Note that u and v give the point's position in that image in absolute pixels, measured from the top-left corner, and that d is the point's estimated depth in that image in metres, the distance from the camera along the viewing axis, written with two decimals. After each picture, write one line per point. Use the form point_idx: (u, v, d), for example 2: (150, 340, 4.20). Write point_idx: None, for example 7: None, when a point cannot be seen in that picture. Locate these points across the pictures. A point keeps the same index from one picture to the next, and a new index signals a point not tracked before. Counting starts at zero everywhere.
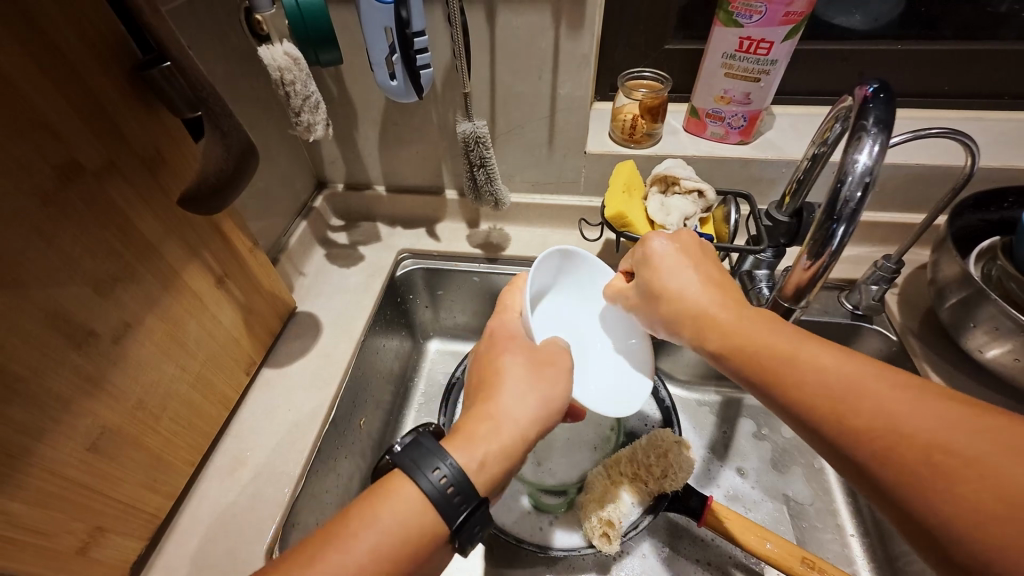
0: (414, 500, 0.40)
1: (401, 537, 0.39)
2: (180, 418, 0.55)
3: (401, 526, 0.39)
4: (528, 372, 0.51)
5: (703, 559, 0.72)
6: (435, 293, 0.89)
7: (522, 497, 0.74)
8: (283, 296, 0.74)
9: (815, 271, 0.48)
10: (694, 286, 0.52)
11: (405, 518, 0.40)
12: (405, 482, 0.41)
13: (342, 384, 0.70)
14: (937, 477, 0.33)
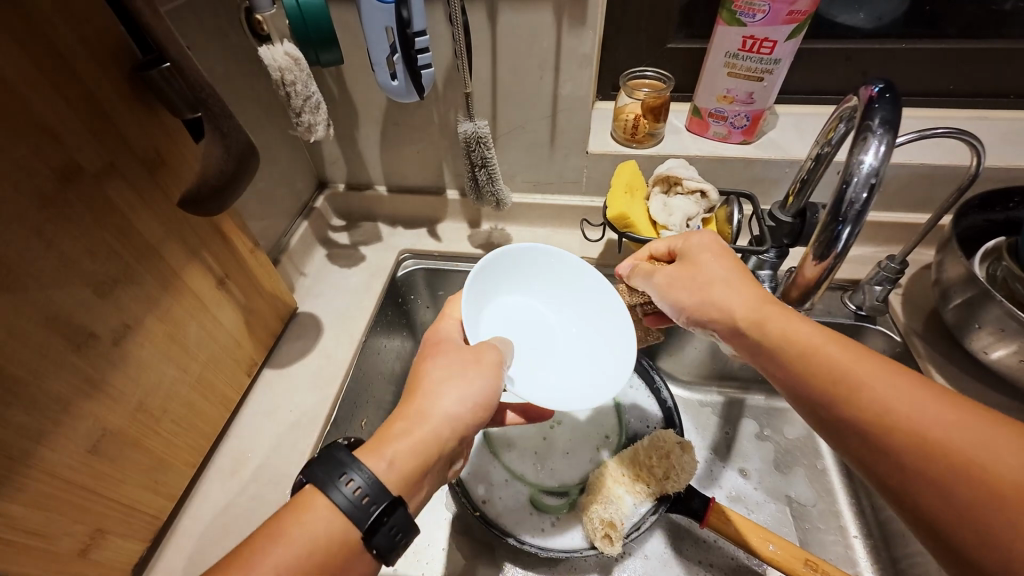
0: (325, 512, 0.41)
1: (316, 548, 0.39)
2: (180, 420, 0.55)
3: (312, 538, 0.39)
4: (447, 372, 0.51)
5: (705, 561, 0.72)
6: (436, 293, 0.88)
7: (522, 497, 0.74)
8: (284, 297, 0.73)
9: (821, 272, 0.47)
10: (740, 281, 0.53)
11: (317, 528, 0.40)
12: (314, 493, 0.41)
13: (343, 385, 0.70)
14: (961, 483, 0.35)
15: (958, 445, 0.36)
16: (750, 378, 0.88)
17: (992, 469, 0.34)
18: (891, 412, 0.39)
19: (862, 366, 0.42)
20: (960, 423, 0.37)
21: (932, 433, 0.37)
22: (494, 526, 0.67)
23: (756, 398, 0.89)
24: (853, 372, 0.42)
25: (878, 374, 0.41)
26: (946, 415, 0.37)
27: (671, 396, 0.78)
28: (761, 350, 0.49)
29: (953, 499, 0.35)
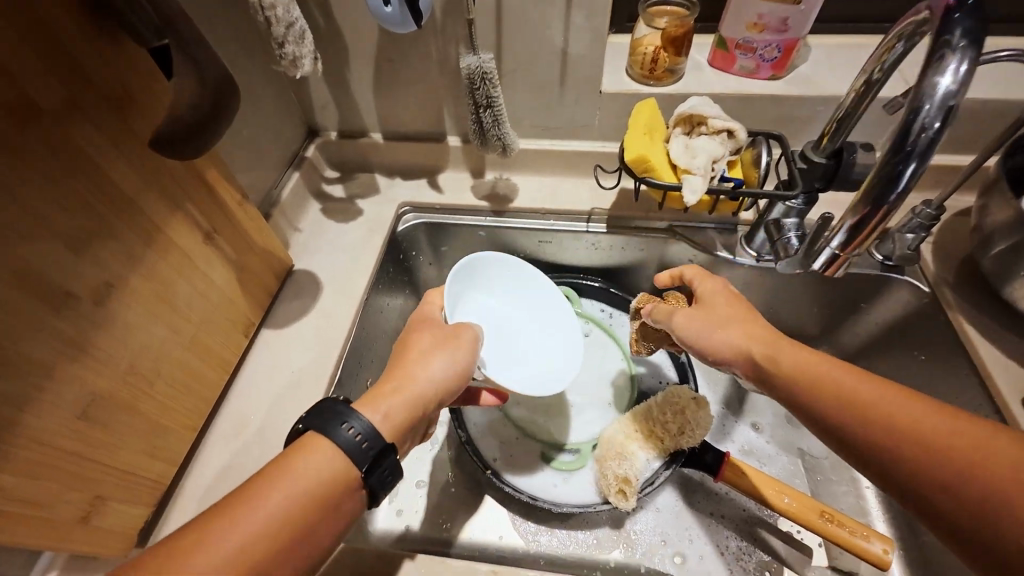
0: (328, 454, 0.38)
1: (310, 492, 0.37)
2: (176, 383, 0.52)
3: (313, 480, 0.37)
4: (435, 342, 0.49)
5: (717, 512, 0.72)
6: (439, 250, 0.86)
7: (534, 455, 0.73)
8: (277, 253, 0.69)
9: (872, 219, 0.43)
10: (747, 319, 0.51)
11: (321, 468, 0.38)
12: (317, 439, 0.39)
13: (345, 345, 0.67)
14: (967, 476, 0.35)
15: (954, 443, 0.36)
16: None
17: (994, 461, 0.34)
18: (873, 408, 0.40)
19: (841, 369, 0.43)
20: (942, 416, 0.38)
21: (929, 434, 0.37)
22: (507, 484, 0.67)
23: None
24: (843, 381, 0.42)
25: (869, 382, 0.41)
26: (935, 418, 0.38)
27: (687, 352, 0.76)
28: (766, 379, 0.47)
29: (965, 496, 0.35)
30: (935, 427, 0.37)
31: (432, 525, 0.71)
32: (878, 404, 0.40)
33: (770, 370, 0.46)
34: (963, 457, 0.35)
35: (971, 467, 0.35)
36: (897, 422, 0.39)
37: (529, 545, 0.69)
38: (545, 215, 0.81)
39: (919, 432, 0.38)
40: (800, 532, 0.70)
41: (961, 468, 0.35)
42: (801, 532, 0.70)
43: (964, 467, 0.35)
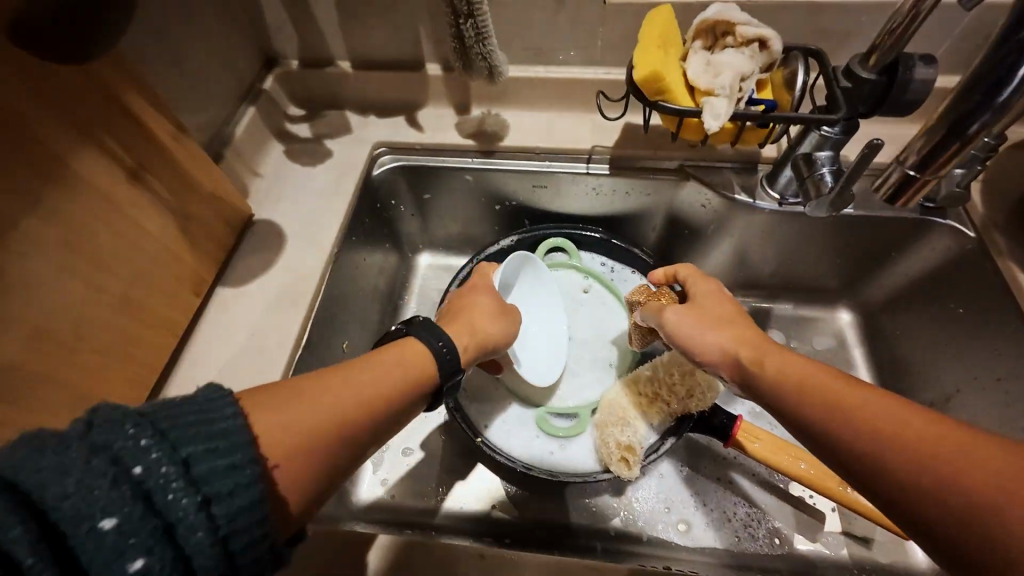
0: (416, 355, 0.45)
1: (401, 383, 0.43)
2: (104, 346, 0.44)
3: (399, 371, 0.43)
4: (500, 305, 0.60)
5: (724, 478, 0.67)
6: (422, 198, 0.77)
7: (528, 421, 0.67)
8: (231, 200, 0.60)
9: (969, 130, 0.46)
10: (737, 320, 0.48)
11: (406, 366, 0.44)
12: (410, 344, 0.46)
13: (314, 304, 0.59)
14: (956, 483, 0.31)
15: (943, 451, 0.32)
16: (779, 285, 0.79)
17: (987, 467, 0.30)
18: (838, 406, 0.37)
19: (810, 368, 0.40)
20: (924, 420, 0.34)
21: (918, 438, 0.33)
22: (499, 453, 0.62)
23: (784, 306, 0.81)
24: (829, 385, 0.38)
25: (853, 389, 0.37)
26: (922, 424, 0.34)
27: None
28: (754, 380, 0.43)
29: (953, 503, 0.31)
30: (909, 423, 0.34)
31: (420, 495, 0.67)
32: (848, 401, 0.37)
33: (754, 372, 0.43)
34: (956, 464, 0.31)
35: (952, 468, 0.31)
36: (871, 421, 0.35)
37: (524, 514, 0.65)
38: (540, 156, 0.72)
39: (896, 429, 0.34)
40: (812, 497, 0.66)
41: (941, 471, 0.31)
42: (813, 497, 0.65)
43: (948, 480, 0.31)
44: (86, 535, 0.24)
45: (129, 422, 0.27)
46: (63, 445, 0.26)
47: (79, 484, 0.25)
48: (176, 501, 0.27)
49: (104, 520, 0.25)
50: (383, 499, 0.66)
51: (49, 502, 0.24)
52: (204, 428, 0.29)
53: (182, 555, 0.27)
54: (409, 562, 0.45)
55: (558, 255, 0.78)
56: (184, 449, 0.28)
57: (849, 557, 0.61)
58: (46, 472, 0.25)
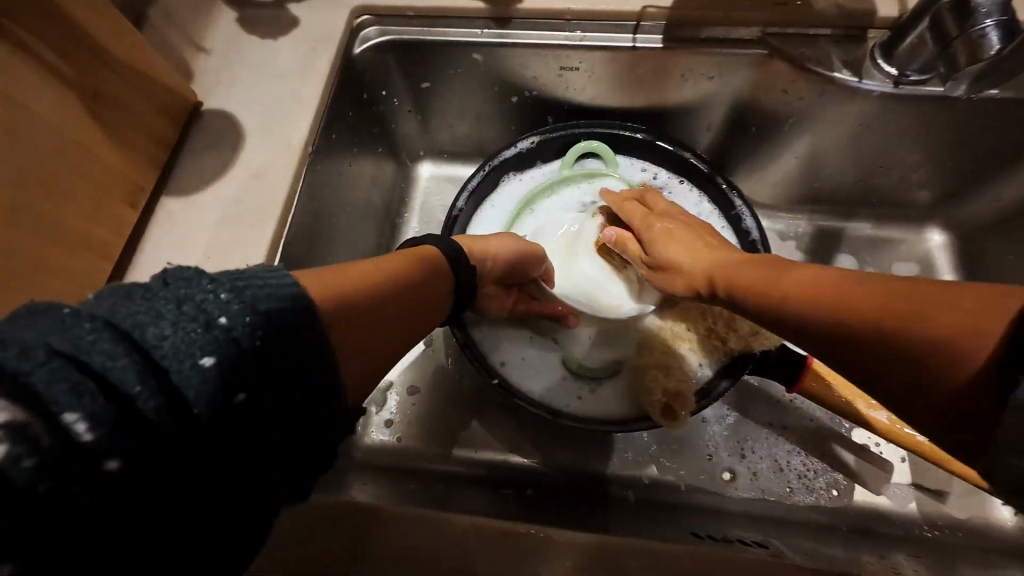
0: (430, 257, 0.42)
1: (427, 282, 0.40)
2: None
3: (426, 271, 0.40)
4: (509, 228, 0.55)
5: (778, 423, 0.58)
6: (419, 87, 0.61)
7: (551, 356, 0.56)
8: (166, 79, 0.46)
9: None
10: (698, 241, 0.44)
11: (423, 264, 0.40)
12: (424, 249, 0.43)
13: (288, 218, 0.47)
14: (883, 331, 0.28)
15: (869, 306, 0.29)
16: (857, 199, 0.65)
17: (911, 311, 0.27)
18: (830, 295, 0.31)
19: (754, 268, 0.38)
20: (851, 281, 0.31)
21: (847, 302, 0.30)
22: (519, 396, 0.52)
23: (860, 226, 0.67)
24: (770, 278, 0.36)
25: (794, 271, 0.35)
26: (846, 286, 0.31)
27: (758, 227, 0.56)
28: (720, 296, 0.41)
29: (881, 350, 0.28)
30: (836, 289, 0.31)
31: (427, 439, 0.59)
32: (789, 287, 0.34)
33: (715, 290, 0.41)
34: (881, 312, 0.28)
35: (869, 317, 0.29)
36: (798, 298, 0.33)
37: (547, 462, 0.57)
38: (570, 24, 0.55)
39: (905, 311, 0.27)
40: (879, 445, 0.57)
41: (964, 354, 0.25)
42: (880, 445, 0.57)
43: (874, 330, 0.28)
44: (190, 371, 0.22)
45: (209, 275, 0.25)
46: (149, 294, 0.23)
47: (175, 326, 0.22)
48: (266, 348, 0.24)
49: (204, 358, 0.22)
50: (386, 443, 0.58)
51: (147, 341, 0.22)
52: (280, 287, 0.26)
53: (274, 421, 0.25)
54: (419, 532, 0.37)
55: (592, 162, 0.62)
56: (265, 303, 0.25)
57: (918, 512, 0.54)
58: (140, 314, 0.22)
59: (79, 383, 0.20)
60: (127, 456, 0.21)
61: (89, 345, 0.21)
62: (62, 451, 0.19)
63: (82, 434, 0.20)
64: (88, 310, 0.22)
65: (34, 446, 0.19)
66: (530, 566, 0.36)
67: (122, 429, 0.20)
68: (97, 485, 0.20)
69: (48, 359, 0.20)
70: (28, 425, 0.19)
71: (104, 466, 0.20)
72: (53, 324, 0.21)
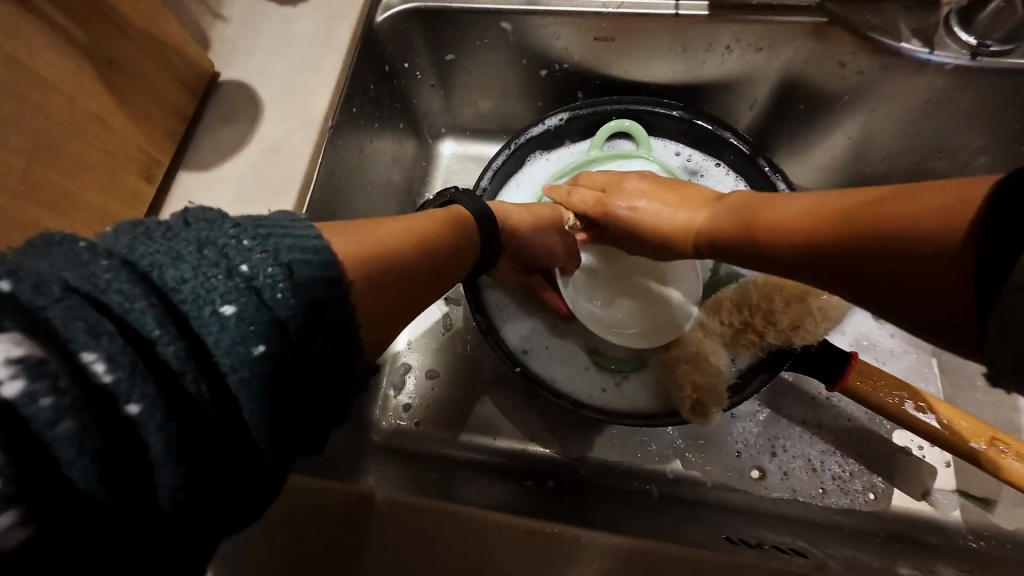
0: (461, 223, 0.40)
1: (452, 246, 0.38)
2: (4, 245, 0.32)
3: (449, 235, 0.38)
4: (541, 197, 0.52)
5: (812, 421, 0.56)
6: (443, 60, 0.58)
7: (576, 345, 0.53)
8: (181, 46, 0.44)
9: None
10: (669, 198, 0.43)
11: (453, 231, 0.39)
12: (459, 212, 0.41)
13: (305, 196, 0.46)
14: (865, 238, 0.27)
15: (845, 217, 0.29)
16: None
17: (888, 209, 0.26)
18: (801, 220, 0.31)
19: (735, 205, 0.37)
20: (826, 199, 0.31)
21: (823, 217, 0.30)
22: (541, 385, 0.50)
23: None
24: (749, 213, 0.35)
25: (778, 201, 0.34)
26: (821, 205, 0.31)
27: None
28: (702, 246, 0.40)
29: (862, 255, 0.27)
30: (818, 206, 0.31)
31: (445, 424, 0.57)
32: (769, 216, 0.34)
33: (696, 240, 0.40)
34: (859, 220, 0.28)
35: (855, 226, 0.28)
36: (780, 225, 0.32)
37: (569, 453, 0.55)
38: None
39: (880, 214, 0.27)
40: (921, 449, 0.54)
41: (928, 245, 0.24)
42: (924, 449, 0.54)
43: (855, 238, 0.28)
44: (207, 317, 0.21)
45: (231, 222, 0.24)
46: (170, 234, 0.23)
47: (196, 270, 0.22)
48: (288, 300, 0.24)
49: (225, 306, 0.22)
50: (404, 427, 0.57)
51: (166, 284, 0.21)
52: (302, 238, 0.25)
53: (292, 379, 0.24)
54: (439, 523, 0.36)
55: (623, 143, 0.59)
56: (286, 253, 0.24)
57: (962, 520, 0.51)
58: (159, 254, 0.22)
59: (97, 324, 0.19)
60: (147, 400, 0.20)
61: (107, 283, 0.20)
62: (79, 390, 0.18)
63: (101, 375, 0.19)
64: (105, 248, 0.21)
65: (53, 383, 0.18)
66: (553, 565, 0.34)
67: (141, 371, 0.20)
68: (115, 430, 0.19)
69: (67, 296, 0.19)
70: (45, 362, 0.18)
71: (124, 411, 0.19)
72: (70, 259, 0.20)
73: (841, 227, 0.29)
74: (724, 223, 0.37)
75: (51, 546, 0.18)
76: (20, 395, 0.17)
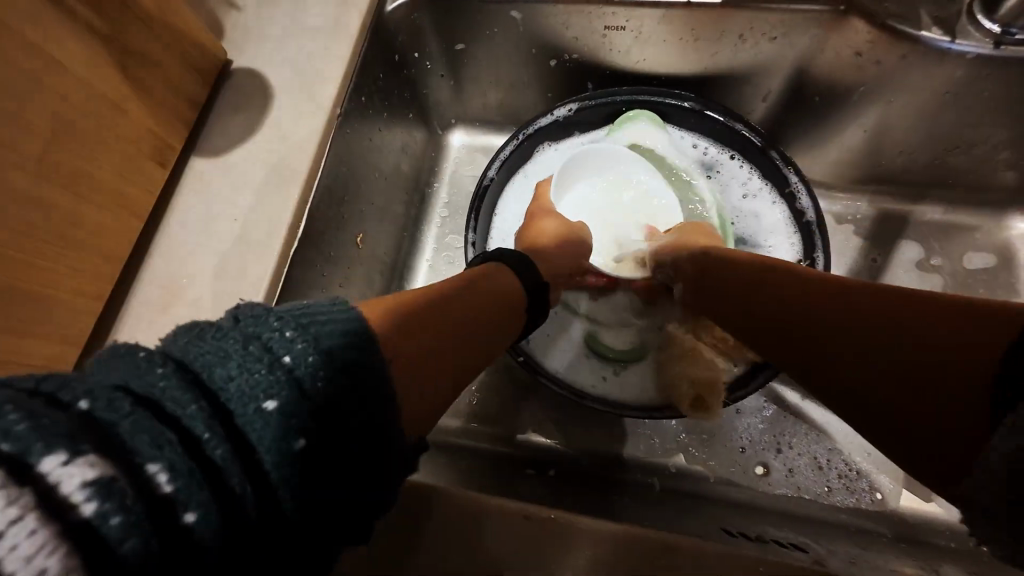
0: (502, 280, 0.39)
1: (495, 309, 0.37)
2: (23, 226, 0.33)
3: (492, 298, 0.37)
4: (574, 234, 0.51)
5: (819, 419, 0.55)
6: (453, 50, 0.58)
7: (575, 335, 0.54)
8: (195, 33, 0.45)
9: None
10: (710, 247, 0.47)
11: (495, 289, 0.38)
12: (498, 270, 0.40)
13: (313, 182, 0.46)
14: (880, 355, 0.30)
15: (861, 324, 0.32)
16: (928, 181, 0.58)
17: (906, 334, 0.30)
18: (817, 312, 0.34)
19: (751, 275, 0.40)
20: (844, 296, 0.34)
21: (839, 318, 0.33)
22: (544, 375, 0.50)
23: (930, 210, 0.60)
24: (772, 291, 0.38)
25: (796, 284, 0.37)
26: (837, 302, 0.34)
27: (813, 209, 0.52)
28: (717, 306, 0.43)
29: (873, 370, 0.31)
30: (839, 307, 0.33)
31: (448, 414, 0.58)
32: (793, 298, 0.36)
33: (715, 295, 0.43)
34: (871, 338, 0.31)
35: (871, 343, 0.31)
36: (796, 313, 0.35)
37: (568, 442, 0.56)
38: None
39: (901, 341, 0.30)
40: None
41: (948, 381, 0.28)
42: None
43: (868, 349, 0.31)
44: (253, 416, 0.20)
45: (275, 313, 0.23)
46: (219, 333, 0.21)
47: (241, 367, 0.20)
48: (329, 388, 0.22)
49: (268, 402, 0.20)
50: None
51: (214, 383, 0.20)
52: (343, 321, 0.24)
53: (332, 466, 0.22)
54: (437, 508, 0.37)
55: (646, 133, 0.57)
56: (331, 340, 0.23)
57: None
58: (208, 354, 0.20)
59: (161, 434, 0.18)
60: (204, 506, 0.18)
61: (160, 391, 0.19)
62: (143, 505, 0.17)
63: (163, 486, 0.17)
64: (159, 353, 0.20)
65: (121, 502, 0.16)
66: (548, 550, 0.35)
67: (200, 475, 0.18)
68: (175, 545, 0.17)
69: (131, 407, 0.18)
70: (115, 479, 0.16)
71: (181, 520, 0.17)
72: (130, 368, 0.19)
73: (860, 336, 0.31)
74: (747, 294, 0.40)
75: None
76: (94, 516, 0.16)
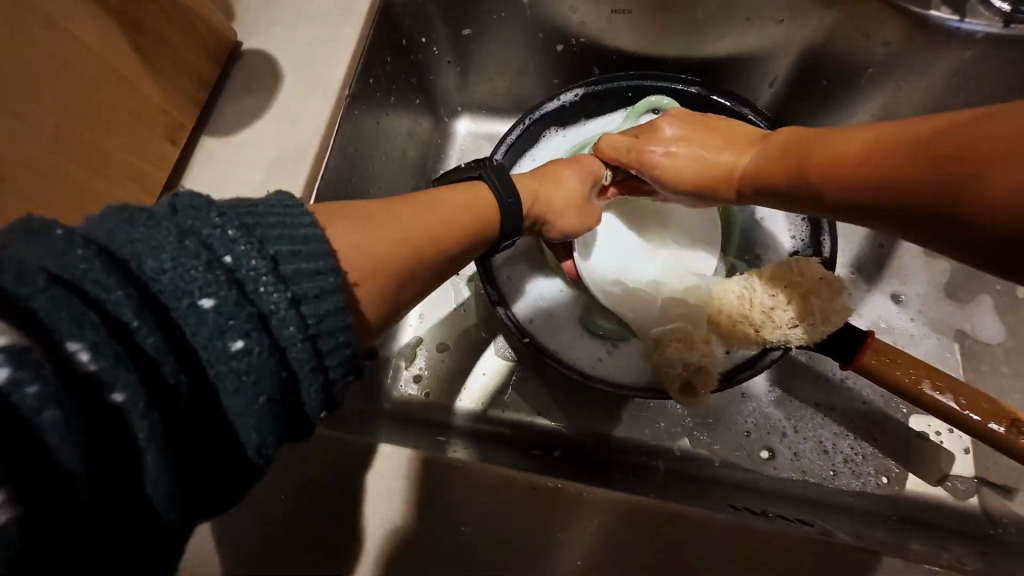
0: (484, 207, 0.40)
1: (467, 220, 0.38)
2: None
3: (466, 214, 0.38)
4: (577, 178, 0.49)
5: (825, 403, 0.55)
6: (460, 35, 0.58)
7: (575, 315, 0.54)
8: (206, 13, 0.45)
9: None
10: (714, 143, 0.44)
11: (474, 211, 0.39)
12: (484, 194, 0.41)
13: (323, 162, 0.47)
14: (959, 178, 0.28)
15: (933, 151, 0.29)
16: None
17: (985, 149, 0.27)
18: (879, 160, 0.32)
19: (791, 155, 0.38)
20: (907, 135, 0.31)
21: (903, 155, 0.31)
22: (548, 355, 0.50)
23: None
24: (821, 153, 0.35)
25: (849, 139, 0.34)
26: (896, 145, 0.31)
27: None
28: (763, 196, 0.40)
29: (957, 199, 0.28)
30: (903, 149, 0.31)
31: (453, 397, 0.58)
32: (854, 151, 0.33)
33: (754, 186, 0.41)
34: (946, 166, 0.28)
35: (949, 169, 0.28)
36: (862, 166, 0.33)
37: (576, 428, 0.56)
38: None
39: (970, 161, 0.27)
40: (939, 434, 0.53)
41: None
42: (941, 435, 0.53)
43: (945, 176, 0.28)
44: (187, 311, 0.22)
45: (216, 211, 0.24)
46: (153, 221, 0.23)
47: (175, 261, 0.22)
48: (268, 292, 0.23)
49: (203, 299, 0.22)
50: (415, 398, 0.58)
51: (145, 274, 0.21)
52: (290, 230, 0.25)
53: (274, 367, 0.23)
54: (445, 480, 0.37)
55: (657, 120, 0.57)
56: (273, 246, 0.24)
57: (979, 507, 0.50)
58: (139, 243, 0.22)
59: (82, 314, 0.20)
60: (130, 389, 0.20)
61: (82, 273, 0.20)
62: (60, 379, 0.19)
63: (85, 364, 0.20)
64: (85, 233, 0.22)
65: (37, 372, 0.19)
66: (556, 518, 0.35)
67: (124, 360, 0.20)
68: (100, 415, 0.20)
69: (48, 284, 0.20)
70: (28, 349, 0.19)
71: (110, 398, 0.20)
72: (48, 247, 0.20)
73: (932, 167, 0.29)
74: (793, 167, 0.37)
75: (41, 521, 0.19)
76: (6, 381, 0.18)
